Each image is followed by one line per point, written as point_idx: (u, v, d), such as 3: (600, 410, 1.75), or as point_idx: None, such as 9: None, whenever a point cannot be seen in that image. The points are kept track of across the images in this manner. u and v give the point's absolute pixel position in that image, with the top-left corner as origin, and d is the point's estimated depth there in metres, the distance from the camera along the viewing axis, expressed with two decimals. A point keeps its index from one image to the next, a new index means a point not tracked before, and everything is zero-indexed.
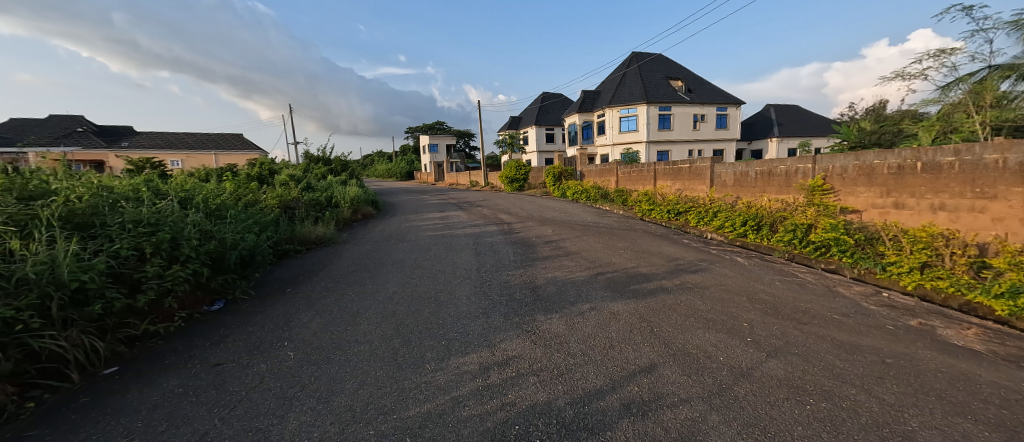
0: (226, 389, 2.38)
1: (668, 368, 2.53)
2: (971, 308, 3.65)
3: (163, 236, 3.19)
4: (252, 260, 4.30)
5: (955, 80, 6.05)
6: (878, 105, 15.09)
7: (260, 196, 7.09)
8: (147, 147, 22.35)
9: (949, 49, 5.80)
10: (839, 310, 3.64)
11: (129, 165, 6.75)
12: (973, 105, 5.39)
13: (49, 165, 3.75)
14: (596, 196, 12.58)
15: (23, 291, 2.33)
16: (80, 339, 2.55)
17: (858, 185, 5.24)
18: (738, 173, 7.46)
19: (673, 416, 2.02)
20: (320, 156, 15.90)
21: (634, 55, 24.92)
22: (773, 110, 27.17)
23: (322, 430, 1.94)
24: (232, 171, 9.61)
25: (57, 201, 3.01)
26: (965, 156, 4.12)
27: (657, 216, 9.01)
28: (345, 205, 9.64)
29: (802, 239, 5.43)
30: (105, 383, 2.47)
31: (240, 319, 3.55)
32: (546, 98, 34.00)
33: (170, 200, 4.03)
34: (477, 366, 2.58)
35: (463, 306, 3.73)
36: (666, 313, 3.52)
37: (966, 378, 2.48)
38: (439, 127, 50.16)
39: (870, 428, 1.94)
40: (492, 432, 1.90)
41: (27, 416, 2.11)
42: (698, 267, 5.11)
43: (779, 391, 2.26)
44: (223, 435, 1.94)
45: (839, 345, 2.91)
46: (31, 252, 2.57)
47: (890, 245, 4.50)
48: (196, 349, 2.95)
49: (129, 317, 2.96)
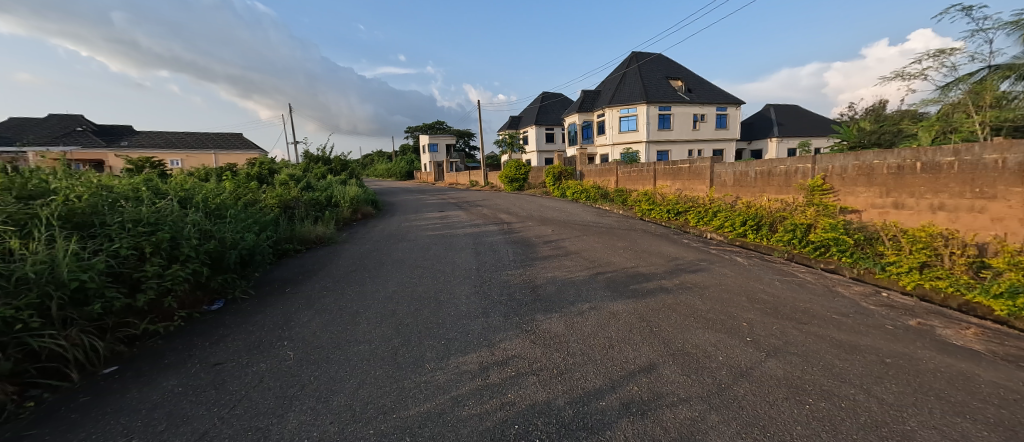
0: (225, 389, 2.38)
1: (667, 368, 2.54)
2: (970, 308, 3.66)
3: (163, 236, 3.19)
4: (252, 260, 4.30)
5: (955, 80, 6.05)
6: (879, 105, 15.10)
7: (260, 195, 7.09)
8: (147, 147, 22.37)
9: (948, 49, 5.80)
10: (838, 310, 3.65)
11: (128, 165, 6.75)
12: (973, 105, 5.39)
13: (49, 165, 3.75)
14: (596, 196, 12.59)
15: (23, 291, 2.33)
16: (79, 338, 2.55)
17: (857, 184, 5.24)
18: (738, 173, 7.46)
19: (673, 416, 2.03)
20: (320, 155, 15.91)
21: (634, 55, 24.92)
22: (773, 110, 27.19)
23: (321, 430, 1.94)
24: (231, 171, 9.61)
25: (56, 200, 3.00)
26: (964, 156, 4.12)
27: (656, 215, 9.02)
28: (345, 205, 9.64)
29: (802, 239, 5.43)
30: (104, 383, 2.47)
31: (240, 318, 3.55)
32: (546, 98, 34.01)
33: (169, 200, 4.03)
34: (477, 366, 2.58)
35: (463, 305, 3.73)
36: (665, 313, 3.53)
37: (965, 377, 2.48)
38: (439, 126, 50.21)
39: (869, 428, 1.94)
40: (491, 432, 1.90)
41: (27, 416, 2.11)
42: (697, 267, 5.11)
43: (778, 391, 2.26)
44: (222, 434, 1.94)
45: (838, 344, 2.91)
46: (30, 252, 2.57)
47: (889, 245, 4.50)
48: (196, 349, 2.95)
49: (128, 316, 2.96)
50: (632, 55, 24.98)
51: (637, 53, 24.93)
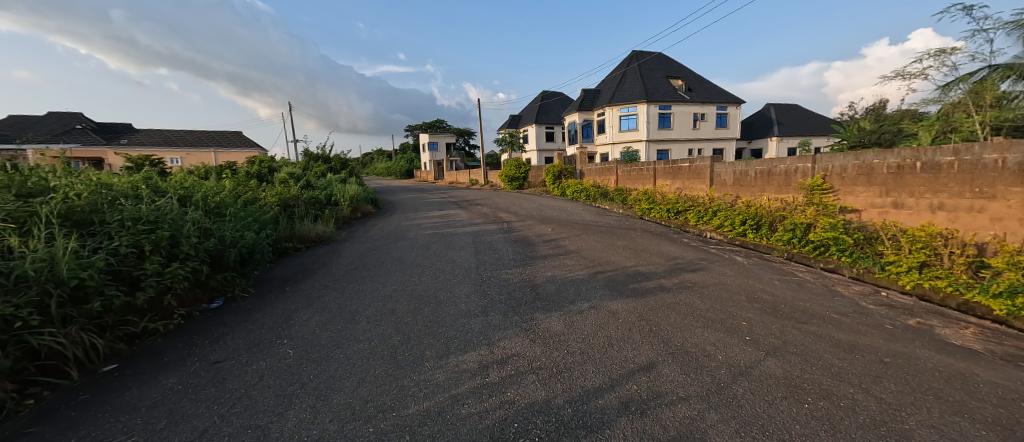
0: (225, 387, 2.39)
1: (667, 367, 2.54)
2: (969, 307, 3.66)
3: (163, 234, 3.19)
4: (251, 259, 4.31)
5: (955, 80, 6.03)
6: (878, 104, 15.10)
7: (259, 194, 7.09)
8: (148, 144, 22.38)
9: (948, 49, 5.79)
10: (837, 309, 3.66)
11: (128, 163, 6.75)
12: (973, 105, 5.39)
13: (49, 162, 3.75)
14: (596, 195, 12.58)
15: (23, 288, 2.33)
16: (79, 336, 2.55)
17: (857, 184, 5.24)
18: (738, 172, 7.46)
19: (672, 414, 2.03)
20: (320, 154, 15.92)
21: (634, 54, 24.90)
22: (773, 110, 27.17)
23: (321, 428, 1.95)
24: (231, 169, 9.60)
25: (56, 198, 3.00)
26: (964, 156, 4.12)
27: (656, 215, 9.01)
28: (345, 204, 9.63)
29: (801, 238, 5.44)
30: (104, 381, 2.47)
31: (240, 316, 3.55)
32: (546, 96, 33.96)
33: (169, 198, 4.03)
34: (477, 364, 2.58)
35: (462, 304, 3.73)
36: (664, 312, 3.53)
37: (963, 377, 2.49)
38: (439, 125, 50.14)
39: (868, 427, 1.95)
40: (491, 431, 1.91)
41: (27, 414, 2.11)
42: (697, 266, 5.12)
43: (777, 390, 2.26)
44: (222, 432, 1.95)
45: (837, 344, 2.92)
46: (30, 249, 2.57)
47: (889, 245, 4.51)
48: (195, 347, 2.95)
49: (128, 314, 2.96)
50: (632, 54, 24.95)
51: (638, 53, 24.89)
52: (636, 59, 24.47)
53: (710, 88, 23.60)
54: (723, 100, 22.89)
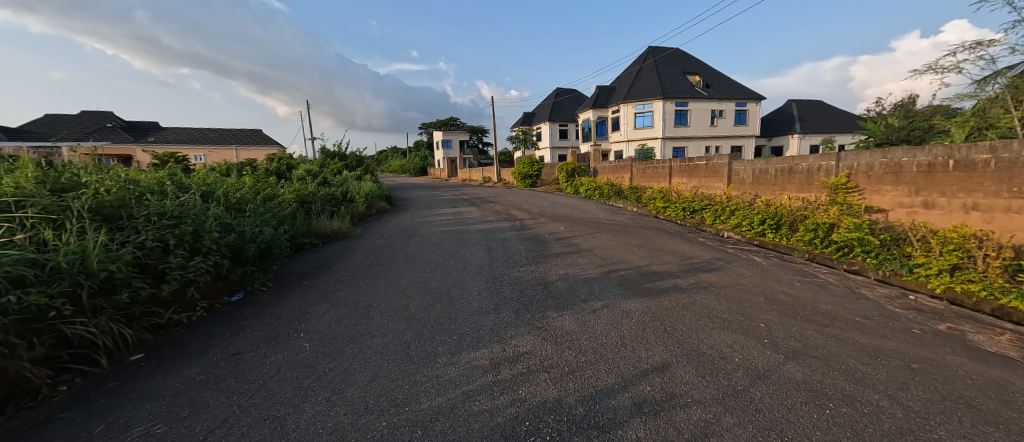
0: (244, 378, 2.45)
1: (681, 368, 2.49)
2: (1004, 313, 3.47)
3: (186, 229, 3.29)
4: (270, 254, 4.39)
5: (992, 74, 5.70)
6: (908, 101, 14.51)
7: (278, 190, 7.25)
8: (174, 143, 23.17)
9: (985, 41, 5.50)
10: (861, 312, 3.53)
11: (155, 159, 6.97)
12: (1011, 100, 5.09)
13: (81, 158, 3.90)
14: (610, 193, 12.42)
15: (56, 279, 2.44)
16: (108, 326, 2.65)
17: (885, 182, 5.06)
18: (758, 170, 7.27)
19: (686, 417, 1.99)
20: (336, 152, 16.29)
21: (651, 49, 24.48)
22: (794, 107, 26.41)
23: (336, 421, 1.98)
24: (252, 166, 9.87)
25: (87, 194, 3.12)
26: (1001, 153, 3.92)
27: (671, 214, 8.83)
28: (360, 200, 9.76)
29: (823, 238, 5.26)
30: (130, 369, 2.57)
31: (259, 310, 3.64)
32: (560, 94, 33.72)
33: (193, 194, 4.15)
34: (488, 362, 2.58)
35: (474, 302, 3.73)
36: (679, 313, 3.46)
37: (998, 385, 2.37)
38: (453, 123, 50.33)
39: (893, 435, 1.88)
40: (502, 428, 1.91)
41: (59, 399, 2.21)
42: (713, 266, 5.02)
43: (796, 395, 2.20)
44: (241, 422, 2.00)
45: (861, 348, 2.82)
46: (63, 243, 2.70)
47: (917, 246, 4.32)
48: (217, 338, 3.04)
49: (154, 306, 3.07)
50: (648, 50, 24.59)
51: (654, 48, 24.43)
52: (652, 54, 24.05)
53: (728, 84, 23.07)
54: (743, 97, 22.38)
